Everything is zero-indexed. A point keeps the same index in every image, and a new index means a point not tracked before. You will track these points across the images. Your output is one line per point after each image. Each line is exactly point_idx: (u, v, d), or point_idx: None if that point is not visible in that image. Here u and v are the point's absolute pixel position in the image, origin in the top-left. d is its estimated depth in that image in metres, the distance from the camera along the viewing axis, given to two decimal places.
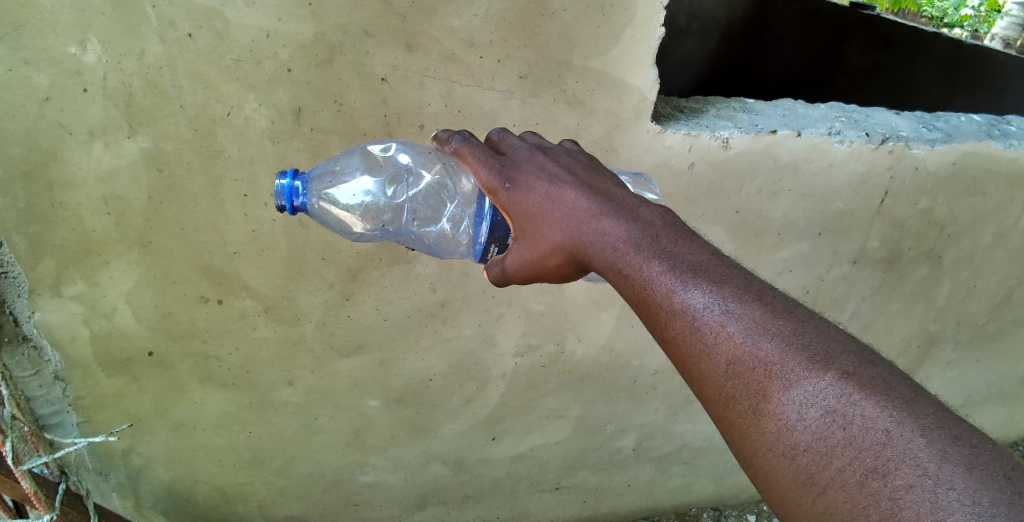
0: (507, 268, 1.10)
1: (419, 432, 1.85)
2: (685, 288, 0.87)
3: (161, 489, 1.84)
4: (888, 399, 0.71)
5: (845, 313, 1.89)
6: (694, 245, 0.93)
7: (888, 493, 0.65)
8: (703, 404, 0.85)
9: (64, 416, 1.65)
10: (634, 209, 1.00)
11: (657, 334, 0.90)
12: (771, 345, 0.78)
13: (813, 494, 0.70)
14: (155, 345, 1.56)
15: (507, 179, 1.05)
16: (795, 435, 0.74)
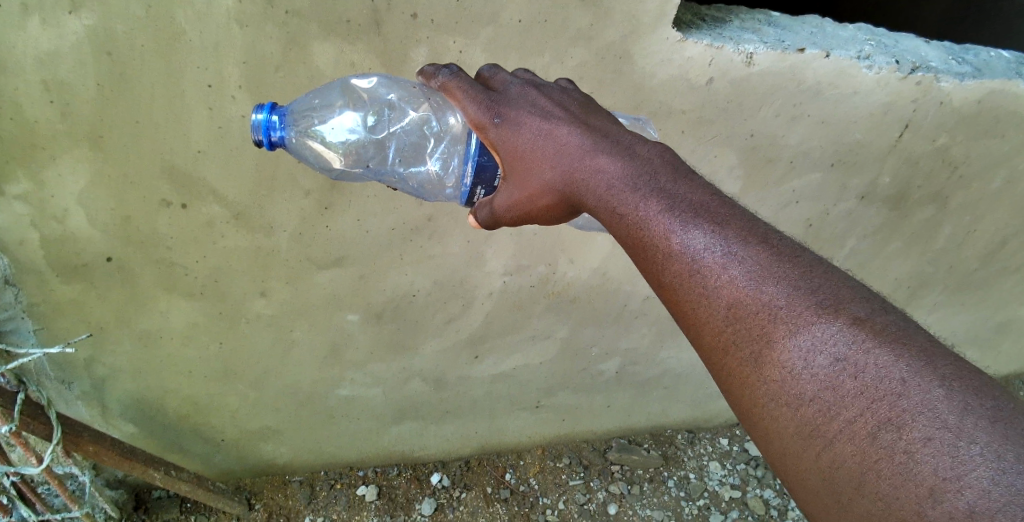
0: (495, 209, 1.01)
1: (400, 349, 1.80)
2: (685, 228, 0.80)
3: (128, 398, 1.77)
4: (902, 347, 0.65)
5: (843, 250, 1.88)
6: (697, 184, 0.86)
7: (903, 446, 0.60)
8: (700, 353, 0.79)
9: (19, 322, 1.54)
10: (632, 146, 0.92)
11: (655, 278, 0.84)
12: (776, 290, 0.73)
13: (818, 446, 0.65)
14: (114, 252, 1.43)
15: (496, 113, 0.95)
16: (800, 383, 0.68)
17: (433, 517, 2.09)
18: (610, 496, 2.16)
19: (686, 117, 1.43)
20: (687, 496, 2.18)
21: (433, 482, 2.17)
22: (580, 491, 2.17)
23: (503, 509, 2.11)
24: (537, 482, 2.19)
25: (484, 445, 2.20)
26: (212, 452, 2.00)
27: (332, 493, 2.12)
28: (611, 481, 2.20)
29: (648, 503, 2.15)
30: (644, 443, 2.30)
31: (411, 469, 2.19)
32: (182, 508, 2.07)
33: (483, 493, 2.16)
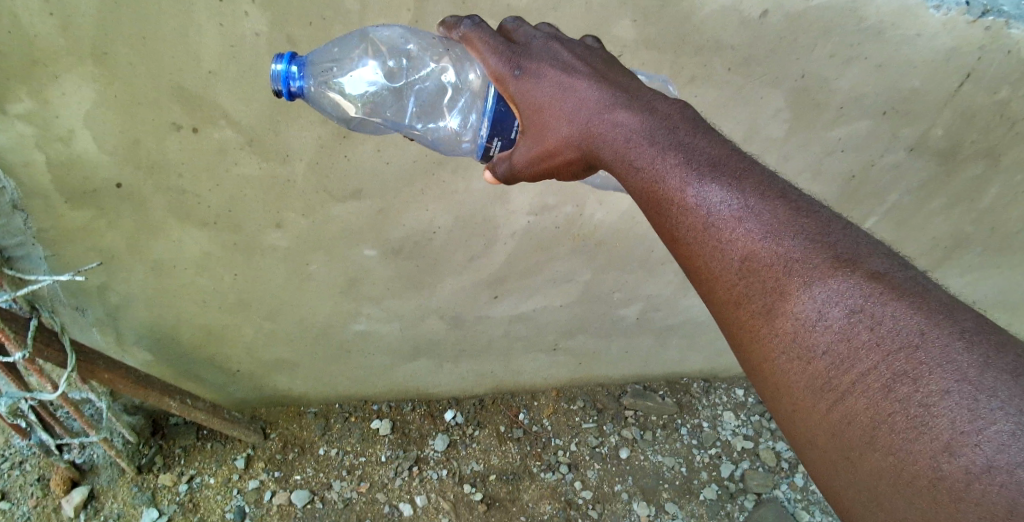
0: (514, 165, 0.96)
1: (418, 286, 1.75)
2: (697, 176, 0.75)
3: (143, 326, 1.75)
4: (922, 298, 0.61)
5: (884, 205, 1.78)
6: (716, 137, 0.80)
7: (919, 400, 0.56)
8: (708, 305, 0.76)
9: (30, 248, 1.50)
10: (654, 102, 0.85)
11: (662, 227, 0.80)
12: (791, 241, 0.68)
13: (830, 401, 0.62)
14: (123, 177, 1.37)
15: (516, 65, 0.89)
16: (812, 335, 0.64)
17: (446, 453, 2.11)
18: (622, 440, 2.17)
19: (734, 53, 1.31)
20: (699, 444, 2.19)
21: (446, 419, 2.18)
22: (593, 434, 2.18)
23: (515, 448, 2.13)
24: (551, 424, 2.19)
25: (498, 384, 2.20)
26: (228, 382, 2.01)
27: (346, 426, 2.14)
28: (624, 426, 2.20)
29: (660, 449, 2.16)
30: (659, 390, 2.29)
31: (425, 406, 2.20)
32: (199, 434, 2.08)
33: (496, 431, 2.17)
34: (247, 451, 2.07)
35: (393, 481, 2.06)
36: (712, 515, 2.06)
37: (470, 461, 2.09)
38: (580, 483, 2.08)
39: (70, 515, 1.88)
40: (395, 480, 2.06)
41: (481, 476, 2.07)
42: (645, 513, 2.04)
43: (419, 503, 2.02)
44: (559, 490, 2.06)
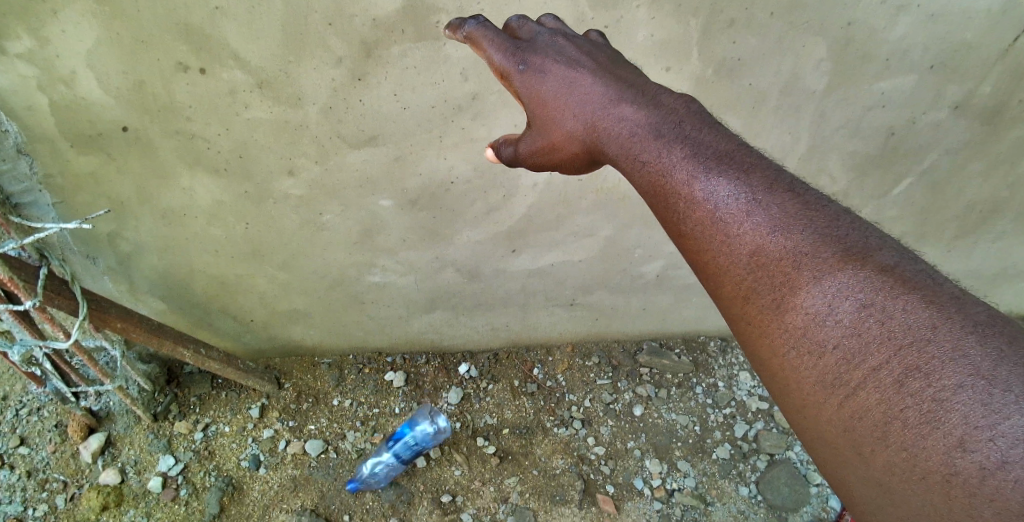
0: (519, 151, 1.05)
1: (435, 238, 1.71)
2: (708, 174, 0.82)
3: (155, 276, 1.73)
4: (931, 294, 0.65)
5: (921, 166, 1.66)
6: (722, 134, 0.88)
7: (932, 394, 0.60)
8: (720, 304, 0.81)
9: (37, 195, 1.46)
10: (658, 95, 0.95)
11: (679, 228, 0.85)
12: (800, 237, 0.74)
13: (841, 396, 0.66)
14: (130, 121, 1.31)
15: (521, 60, 1.00)
16: (822, 330, 0.69)
17: (460, 406, 2.12)
18: (636, 397, 2.17)
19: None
20: (713, 404, 2.18)
21: (460, 372, 2.19)
22: (607, 390, 2.18)
23: (529, 403, 2.14)
24: (565, 379, 2.20)
25: (514, 338, 2.22)
26: (243, 332, 2.02)
27: (361, 377, 2.16)
28: (639, 383, 2.20)
29: (674, 407, 2.16)
30: (675, 348, 2.28)
31: (439, 359, 2.21)
32: (213, 384, 2.10)
33: (510, 385, 2.17)
34: (261, 400, 2.09)
35: None
36: (723, 474, 2.05)
37: (483, 414, 2.11)
38: (592, 439, 2.08)
39: (89, 460, 1.91)
40: None
41: (494, 429, 2.08)
42: (657, 470, 2.03)
43: (431, 454, 2.03)
44: (571, 445, 2.07)
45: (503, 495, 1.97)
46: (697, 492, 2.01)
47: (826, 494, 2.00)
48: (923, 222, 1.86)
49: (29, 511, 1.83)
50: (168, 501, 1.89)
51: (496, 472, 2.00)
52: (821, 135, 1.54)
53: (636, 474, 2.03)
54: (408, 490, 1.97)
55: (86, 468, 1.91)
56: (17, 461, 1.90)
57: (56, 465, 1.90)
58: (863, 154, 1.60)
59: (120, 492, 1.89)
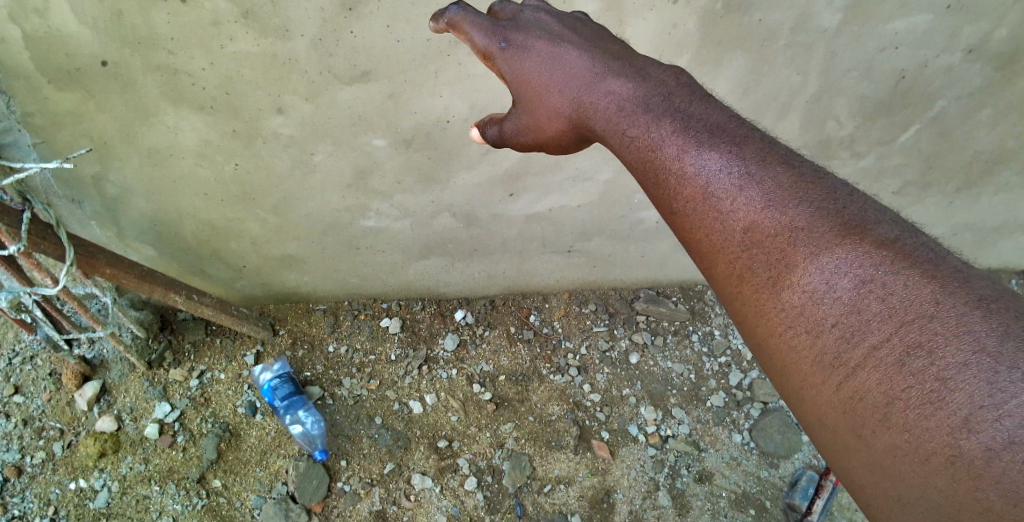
0: (505, 130, 1.09)
1: (431, 181, 1.68)
2: (699, 148, 0.85)
3: (144, 221, 1.70)
4: (931, 270, 0.65)
5: (929, 112, 1.61)
6: (714, 108, 0.91)
7: (935, 373, 0.59)
8: (715, 284, 0.81)
9: (17, 136, 1.41)
10: (646, 69, 1.00)
11: (674, 208, 0.86)
12: (796, 212, 0.74)
13: (841, 376, 0.65)
14: (108, 54, 1.25)
15: (503, 38, 1.02)
16: (820, 308, 0.68)
17: (456, 353, 2.13)
18: (632, 345, 2.18)
19: None
20: (709, 352, 2.19)
21: (456, 319, 2.19)
22: (604, 338, 2.18)
23: (525, 350, 2.14)
24: (561, 326, 2.20)
25: (510, 285, 2.20)
26: (237, 278, 2.00)
27: (356, 324, 2.16)
28: (635, 331, 2.20)
29: (670, 355, 2.17)
30: (672, 296, 2.28)
31: (435, 305, 2.21)
32: (207, 330, 2.09)
33: (506, 332, 2.18)
34: (256, 347, 2.08)
35: (402, 379, 2.07)
36: (717, 422, 2.07)
37: (479, 361, 2.12)
38: (588, 386, 2.10)
39: (84, 408, 1.91)
40: (405, 379, 2.08)
41: (490, 377, 2.09)
42: (653, 417, 2.06)
43: (428, 401, 2.04)
44: (567, 392, 2.08)
45: (500, 440, 1.99)
46: (691, 439, 2.03)
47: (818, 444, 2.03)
48: (928, 171, 1.83)
49: (27, 458, 1.84)
50: (166, 447, 1.89)
51: (492, 419, 2.02)
52: (830, 77, 1.48)
53: (631, 421, 2.05)
54: (405, 436, 1.98)
55: (82, 416, 1.90)
56: (12, 409, 1.89)
57: (52, 413, 1.90)
58: (873, 98, 1.55)
59: (117, 439, 1.89)
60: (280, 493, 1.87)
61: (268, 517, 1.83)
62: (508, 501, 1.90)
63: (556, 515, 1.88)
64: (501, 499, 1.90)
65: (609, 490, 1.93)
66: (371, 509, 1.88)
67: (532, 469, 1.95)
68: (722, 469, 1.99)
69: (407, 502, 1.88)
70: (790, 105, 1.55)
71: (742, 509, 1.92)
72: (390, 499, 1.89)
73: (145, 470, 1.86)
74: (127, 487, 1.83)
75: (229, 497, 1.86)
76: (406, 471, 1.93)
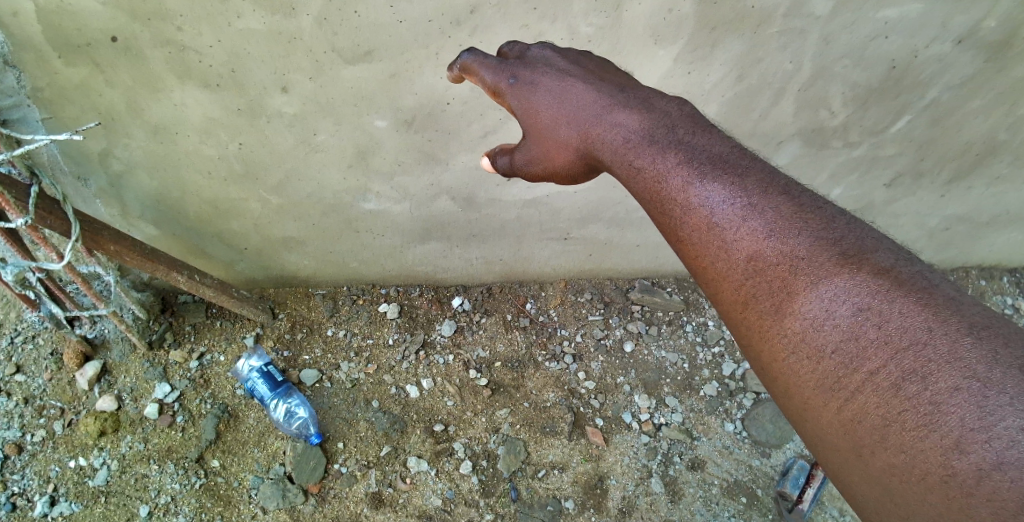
0: (515, 162, 1.13)
1: (430, 162, 1.72)
2: (701, 178, 0.90)
3: (148, 198, 1.74)
4: (925, 297, 0.71)
5: (921, 102, 1.65)
6: (716, 138, 0.96)
7: (929, 397, 0.65)
8: (721, 310, 0.88)
9: (26, 110, 1.44)
10: (651, 100, 1.05)
11: (679, 236, 0.92)
12: (797, 242, 0.80)
13: (842, 399, 0.71)
14: (118, 29, 1.28)
15: (511, 75, 1.09)
16: (821, 335, 0.74)
17: (453, 338, 2.16)
18: (627, 334, 2.21)
19: None
20: (703, 342, 2.21)
21: (454, 305, 2.22)
22: (599, 326, 2.22)
23: (521, 336, 2.17)
24: (557, 314, 2.23)
25: (508, 273, 2.24)
26: (238, 259, 2.05)
27: (355, 308, 2.19)
28: (630, 320, 2.23)
29: (664, 344, 2.20)
30: (667, 287, 2.31)
31: (433, 291, 2.25)
32: (208, 313, 2.11)
33: (502, 319, 2.21)
34: (256, 330, 2.11)
35: (400, 364, 2.10)
36: (710, 411, 2.09)
37: (476, 347, 2.15)
38: (583, 374, 2.13)
39: (85, 387, 1.93)
40: (402, 364, 2.10)
41: (486, 362, 2.12)
42: (646, 405, 2.08)
43: (424, 385, 2.07)
44: (562, 379, 2.11)
45: (496, 425, 2.02)
46: (684, 427, 2.05)
47: None
48: (919, 161, 1.86)
49: (28, 437, 1.86)
50: (165, 427, 1.91)
51: (488, 404, 2.05)
52: (821, 64, 1.51)
53: (625, 408, 2.07)
54: (402, 419, 2.01)
55: (83, 395, 1.93)
56: (13, 388, 1.91)
57: (53, 392, 1.92)
58: (864, 85, 1.58)
59: (117, 418, 1.91)
60: (277, 474, 1.89)
61: (265, 497, 1.84)
62: (503, 485, 1.92)
63: (550, 499, 1.91)
64: (496, 483, 1.92)
65: (603, 476, 1.95)
66: (367, 491, 1.90)
67: (526, 454, 1.97)
68: (715, 456, 2.01)
69: (403, 484, 1.90)
70: (782, 91, 1.58)
71: (734, 496, 1.94)
72: (386, 481, 1.91)
73: (144, 449, 1.88)
74: (126, 466, 1.86)
75: (227, 477, 1.88)
76: (402, 454, 1.95)
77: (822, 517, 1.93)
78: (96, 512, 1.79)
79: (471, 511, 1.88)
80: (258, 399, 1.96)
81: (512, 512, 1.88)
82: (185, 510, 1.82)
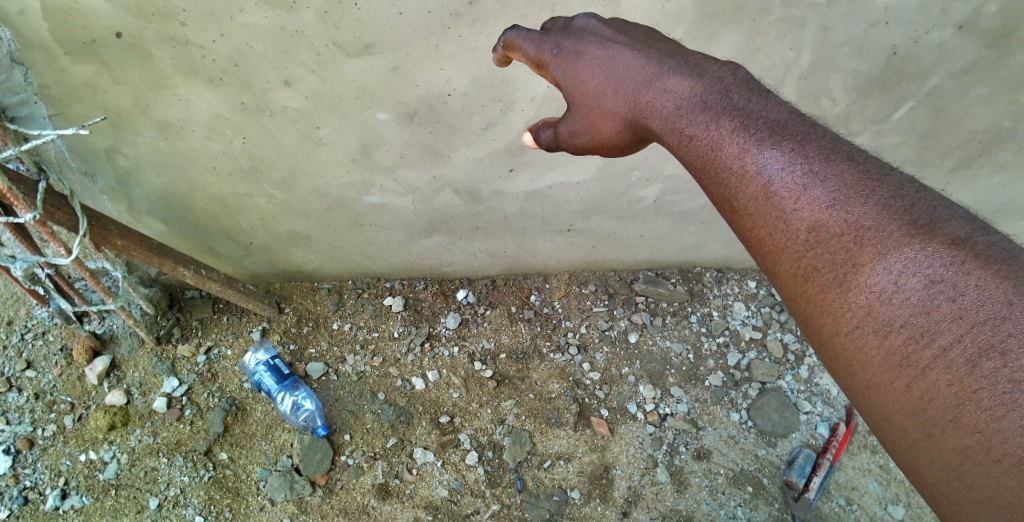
0: (559, 134, 1.15)
1: (432, 156, 1.73)
2: (761, 148, 0.90)
3: (155, 195, 1.75)
4: (1001, 268, 0.70)
5: (922, 89, 1.64)
6: (771, 104, 0.96)
7: (1008, 375, 0.65)
8: (778, 281, 0.88)
9: (33, 108, 1.46)
10: (702, 65, 1.04)
11: (736, 208, 0.92)
12: (862, 211, 0.80)
13: (911, 376, 0.72)
14: (124, 27, 1.29)
15: (555, 46, 1.11)
16: (889, 307, 0.75)
17: (458, 331, 2.17)
18: (632, 325, 2.21)
19: None
20: (707, 333, 2.21)
21: (458, 298, 2.23)
22: (603, 318, 2.22)
23: (526, 328, 2.18)
24: (562, 306, 2.24)
25: (512, 265, 2.25)
26: (244, 255, 2.06)
27: (360, 302, 2.20)
28: (635, 311, 2.23)
29: (669, 335, 2.20)
30: (671, 278, 2.30)
31: (438, 285, 2.26)
32: (215, 308, 2.13)
33: (507, 311, 2.21)
34: (263, 324, 2.13)
35: (405, 357, 2.11)
36: (716, 401, 2.09)
37: (481, 339, 2.15)
38: (588, 365, 2.13)
39: (95, 382, 1.95)
40: (408, 356, 2.11)
41: (491, 354, 2.13)
42: (651, 395, 2.08)
43: (430, 378, 2.08)
44: (568, 370, 2.12)
45: (501, 417, 2.02)
46: (690, 417, 2.05)
47: (815, 422, 2.06)
48: (923, 150, 1.85)
49: (39, 431, 1.88)
50: (174, 421, 1.93)
51: (493, 396, 2.06)
52: (823, 51, 1.51)
53: (630, 399, 2.08)
54: (407, 411, 2.02)
55: (93, 389, 1.95)
56: (24, 383, 1.93)
57: (63, 388, 1.94)
58: (865, 73, 1.58)
59: (127, 412, 1.93)
60: (285, 466, 1.90)
61: (273, 489, 1.87)
62: (508, 476, 1.93)
63: (556, 490, 1.92)
64: (502, 474, 1.93)
65: (608, 466, 1.96)
66: (374, 482, 1.91)
67: (532, 445, 1.98)
68: (721, 446, 2.01)
69: (409, 475, 1.92)
70: (783, 80, 1.58)
71: (740, 485, 1.95)
72: (392, 472, 1.92)
73: (153, 443, 1.90)
74: (136, 459, 1.88)
75: (235, 470, 1.90)
76: (408, 446, 1.97)
77: (829, 506, 1.94)
78: (106, 505, 1.81)
79: (477, 501, 1.90)
80: (266, 393, 1.97)
81: (518, 503, 1.89)
82: (194, 502, 1.84)
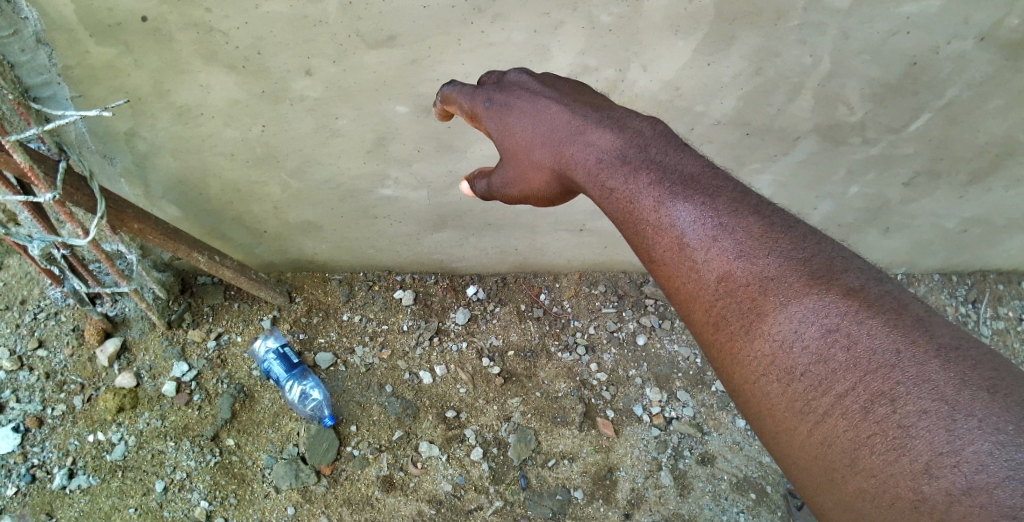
0: (495, 185, 1.15)
1: (446, 150, 1.73)
2: (674, 197, 0.90)
3: (170, 179, 1.77)
4: (893, 317, 0.70)
5: (939, 101, 1.63)
6: (687, 155, 0.96)
7: (897, 420, 0.63)
8: (695, 330, 0.88)
9: (56, 89, 1.47)
10: (623, 119, 1.04)
11: (653, 256, 0.92)
12: (767, 261, 0.80)
13: (811, 422, 0.70)
14: (148, 10, 1.30)
15: (487, 99, 1.11)
16: (792, 357, 0.74)
17: (467, 326, 2.17)
18: (640, 327, 2.21)
19: None
20: None
21: (468, 294, 2.24)
22: (612, 319, 2.22)
23: (534, 327, 2.18)
24: (571, 305, 2.24)
25: (521, 263, 2.25)
26: (255, 243, 2.07)
27: (370, 294, 2.21)
28: (643, 314, 2.24)
29: (677, 339, 2.20)
30: None
31: (448, 280, 2.27)
32: (226, 295, 2.14)
33: (516, 309, 2.22)
34: (273, 313, 2.14)
35: (413, 350, 2.12)
36: (722, 406, 2.09)
37: (489, 335, 2.16)
38: (595, 365, 2.13)
39: (105, 364, 1.96)
40: (416, 350, 2.12)
41: (499, 351, 2.13)
42: (657, 398, 2.08)
43: (438, 372, 2.09)
44: (574, 370, 2.12)
45: (506, 414, 2.03)
46: (695, 421, 2.06)
47: None
48: (936, 160, 1.84)
49: (48, 410, 1.89)
50: (182, 405, 1.94)
51: (499, 392, 2.06)
52: (841, 58, 1.50)
53: (636, 401, 2.08)
54: (414, 405, 2.03)
55: (103, 371, 1.96)
56: (35, 362, 1.94)
57: (73, 368, 1.95)
58: (883, 82, 1.57)
59: (136, 395, 1.94)
60: (291, 454, 1.91)
61: (278, 476, 1.88)
62: (512, 473, 1.94)
63: (559, 488, 1.92)
64: (506, 470, 1.94)
65: (612, 467, 1.96)
66: (378, 473, 1.92)
67: (537, 443, 1.99)
68: (725, 451, 2.01)
69: (414, 468, 1.93)
70: (801, 86, 1.58)
71: (743, 492, 1.95)
72: (397, 465, 1.93)
73: (162, 426, 1.91)
74: (144, 442, 1.89)
75: (241, 456, 1.91)
76: (414, 439, 1.97)
77: None
78: (113, 486, 1.83)
79: (481, 497, 1.90)
80: (275, 381, 1.98)
81: (521, 500, 1.90)
82: (199, 486, 1.85)
